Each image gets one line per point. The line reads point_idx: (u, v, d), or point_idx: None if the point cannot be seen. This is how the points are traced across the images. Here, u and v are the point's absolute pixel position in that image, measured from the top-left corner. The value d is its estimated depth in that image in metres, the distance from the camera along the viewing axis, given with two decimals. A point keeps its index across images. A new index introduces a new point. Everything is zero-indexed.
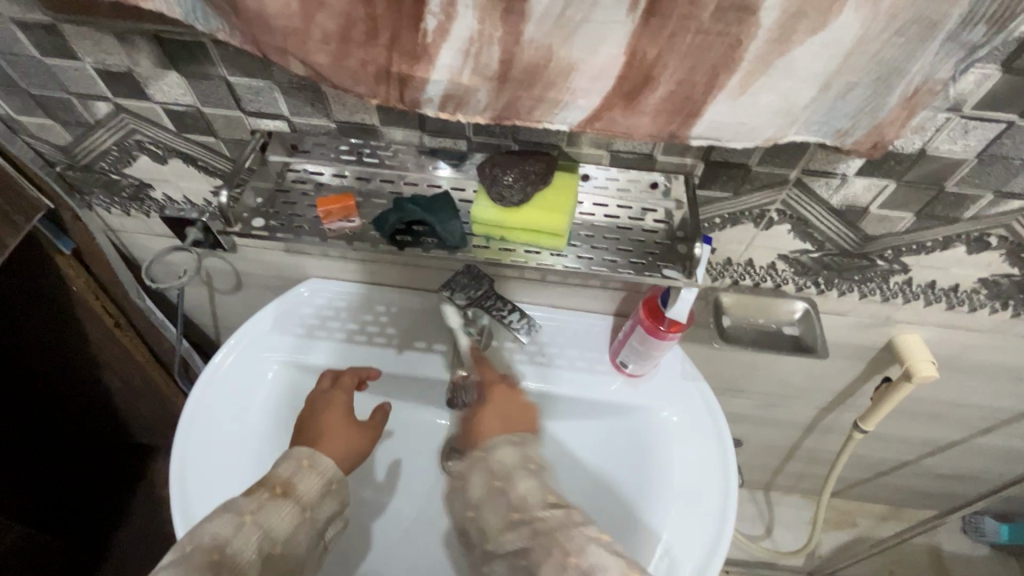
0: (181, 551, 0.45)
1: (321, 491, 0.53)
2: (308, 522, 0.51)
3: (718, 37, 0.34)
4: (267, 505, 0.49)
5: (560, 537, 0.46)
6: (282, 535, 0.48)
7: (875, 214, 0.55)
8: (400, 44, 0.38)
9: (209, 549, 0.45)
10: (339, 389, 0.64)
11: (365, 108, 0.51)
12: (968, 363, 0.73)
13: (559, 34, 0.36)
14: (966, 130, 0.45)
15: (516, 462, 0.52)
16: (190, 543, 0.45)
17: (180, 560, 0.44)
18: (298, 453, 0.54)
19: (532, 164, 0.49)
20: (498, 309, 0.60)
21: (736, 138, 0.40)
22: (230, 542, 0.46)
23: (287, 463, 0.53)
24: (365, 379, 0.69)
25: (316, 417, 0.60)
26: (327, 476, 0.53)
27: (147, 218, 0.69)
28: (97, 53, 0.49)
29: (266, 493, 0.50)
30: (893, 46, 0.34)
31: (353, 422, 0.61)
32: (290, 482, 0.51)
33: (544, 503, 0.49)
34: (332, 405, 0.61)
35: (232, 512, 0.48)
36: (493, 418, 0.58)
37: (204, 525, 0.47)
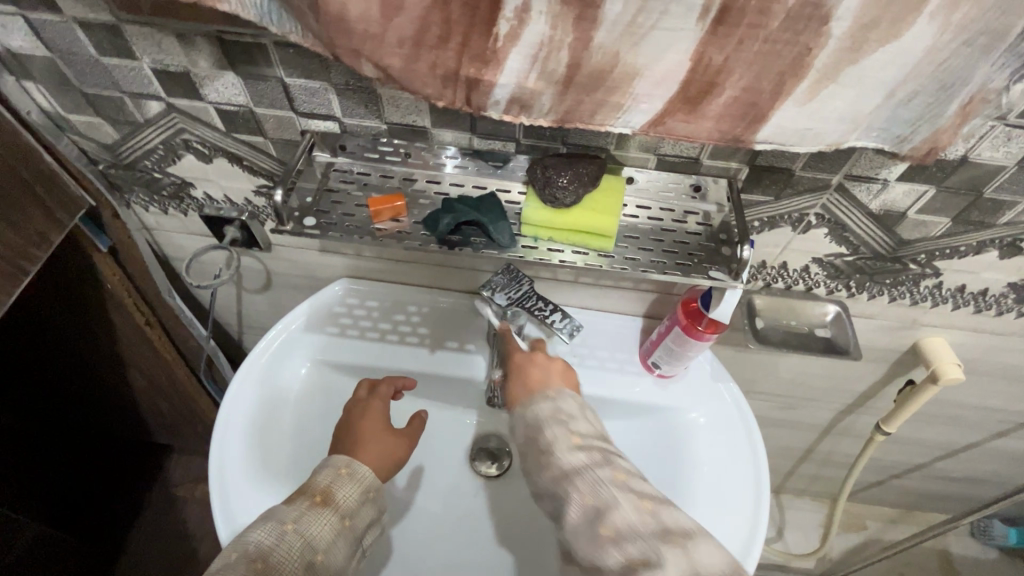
0: (228, 558, 0.46)
1: (360, 500, 0.53)
2: (347, 531, 0.51)
3: (787, 45, 0.35)
4: (307, 514, 0.49)
5: (577, 478, 0.47)
6: (324, 543, 0.49)
7: (912, 219, 0.56)
8: (470, 49, 0.39)
9: (253, 558, 0.46)
10: (377, 398, 0.63)
11: (418, 110, 0.52)
12: (990, 366, 0.75)
13: (627, 41, 0.37)
14: (1010, 138, 0.46)
15: (548, 413, 0.52)
16: (236, 549, 0.47)
17: (226, 568, 0.45)
18: (336, 461, 0.54)
19: (584, 166, 0.51)
20: (541, 309, 0.60)
21: (801, 143, 0.42)
22: (274, 549, 0.47)
23: (325, 472, 0.53)
24: (400, 389, 0.67)
25: (353, 425, 0.59)
26: (365, 484, 0.53)
27: (185, 216, 0.70)
28: (156, 53, 0.50)
29: (306, 501, 0.50)
30: (958, 56, 0.35)
31: (390, 431, 0.60)
32: (330, 490, 0.51)
33: (570, 446, 0.49)
34: (370, 413, 0.60)
35: (274, 520, 0.48)
36: (521, 384, 0.57)
37: (249, 533, 0.48)
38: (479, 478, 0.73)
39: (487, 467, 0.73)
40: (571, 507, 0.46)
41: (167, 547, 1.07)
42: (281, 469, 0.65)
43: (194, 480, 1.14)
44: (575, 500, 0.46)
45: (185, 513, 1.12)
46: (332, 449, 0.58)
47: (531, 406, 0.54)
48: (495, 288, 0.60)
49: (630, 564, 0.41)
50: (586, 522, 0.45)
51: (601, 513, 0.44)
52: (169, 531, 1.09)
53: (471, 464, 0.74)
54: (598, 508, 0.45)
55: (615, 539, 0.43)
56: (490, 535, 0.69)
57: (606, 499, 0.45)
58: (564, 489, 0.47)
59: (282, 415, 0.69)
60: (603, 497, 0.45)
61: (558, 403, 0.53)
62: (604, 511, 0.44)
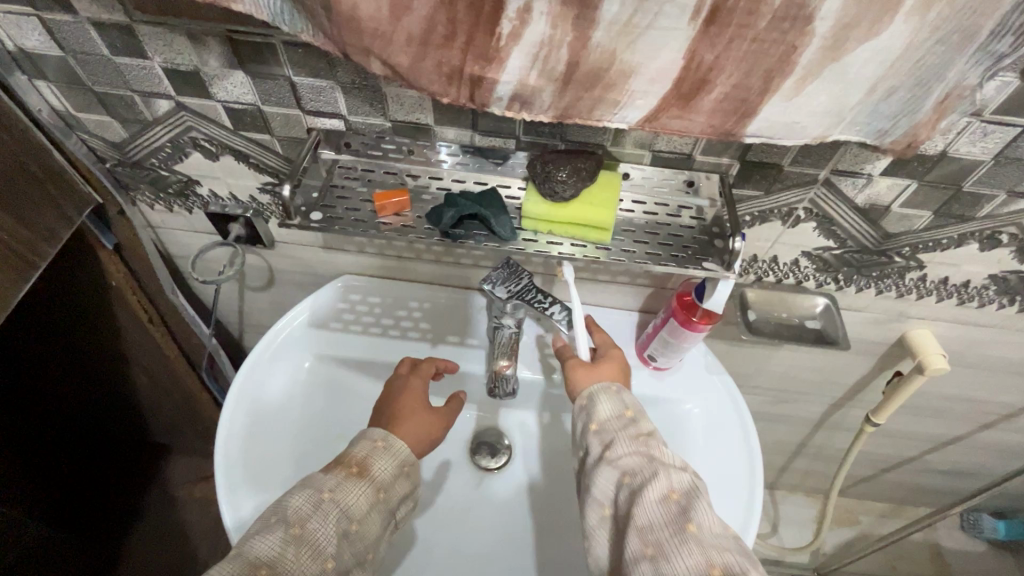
0: (267, 521, 0.48)
1: (395, 473, 0.54)
2: (382, 503, 0.52)
3: (774, 44, 0.38)
4: (344, 484, 0.50)
5: (672, 473, 0.48)
6: (359, 513, 0.50)
7: (896, 213, 0.58)
8: (474, 48, 0.41)
9: (292, 522, 0.47)
10: (420, 376, 0.65)
11: (422, 107, 0.54)
12: (975, 357, 0.77)
13: (624, 40, 0.39)
14: (986, 133, 0.48)
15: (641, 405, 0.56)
16: (276, 513, 0.48)
17: (266, 529, 0.47)
18: (372, 434, 0.55)
19: (583, 162, 0.53)
20: (540, 301, 0.60)
21: (789, 136, 0.44)
22: (311, 518, 0.48)
23: (362, 443, 0.54)
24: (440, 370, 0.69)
25: (394, 401, 0.61)
26: (401, 458, 0.55)
27: (190, 214, 0.71)
28: (167, 52, 0.52)
29: (343, 472, 0.51)
30: (933, 54, 0.38)
31: (431, 409, 0.61)
32: (367, 462, 0.53)
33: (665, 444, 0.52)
34: (409, 391, 0.62)
35: (312, 489, 0.49)
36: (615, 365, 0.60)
37: (288, 499, 0.49)
38: (483, 472, 0.74)
39: (487, 460, 0.74)
40: (655, 490, 0.47)
41: (169, 548, 1.08)
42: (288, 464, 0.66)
43: (194, 480, 1.15)
44: (662, 484, 0.47)
45: (186, 512, 1.12)
46: (373, 422, 0.60)
47: (623, 393, 0.56)
48: (497, 283, 0.60)
49: (710, 569, 0.43)
50: (668, 515, 0.45)
51: (686, 507, 0.46)
52: (169, 530, 1.10)
53: (472, 458, 0.74)
54: (683, 504, 0.46)
55: (698, 535, 0.44)
56: (493, 526, 0.70)
57: (693, 497, 0.46)
58: (651, 472, 0.48)
59: (288, 411, 0.69)
60: (689, 493, 0.47)
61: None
62: (689, 507, 0.46)
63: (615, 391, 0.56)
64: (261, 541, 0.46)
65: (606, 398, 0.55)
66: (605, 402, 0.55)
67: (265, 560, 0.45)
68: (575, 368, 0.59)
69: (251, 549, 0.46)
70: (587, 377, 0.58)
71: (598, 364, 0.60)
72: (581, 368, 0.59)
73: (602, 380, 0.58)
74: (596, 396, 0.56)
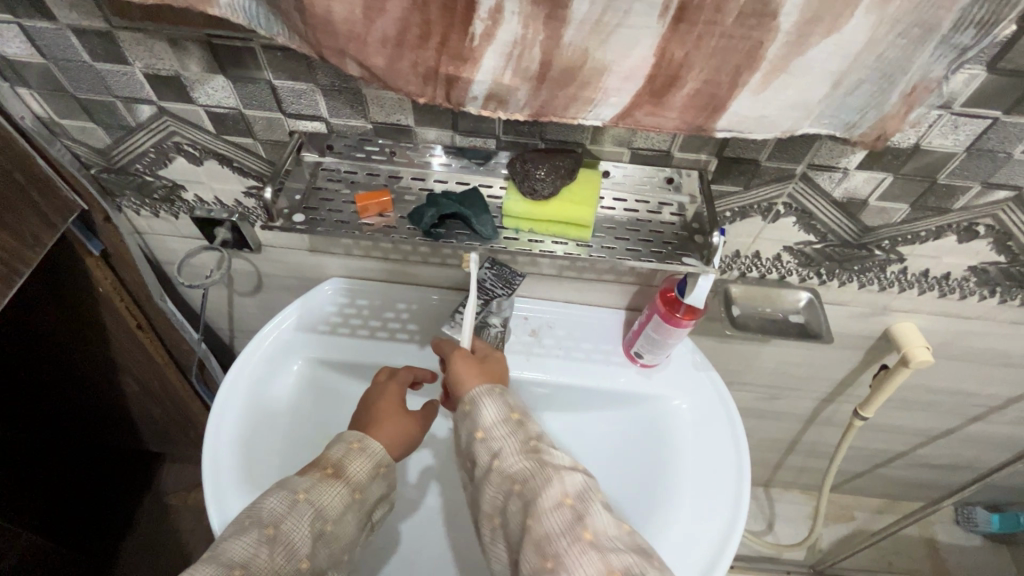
0: (240, 524, 0.47)
1: (371, 475, 0.54)
2: (357, 504, 0.52)
3: (741, 40, 0.38)
4: (318, 485, 0.50)
5: (565, 476, 0.47)
6: (333, 514, 0.50)
7: (874, 206, 0.59)
8: (449, 48, 0.42)
9: (266, 523, 0.47)
10: (395, 381, 0.63)
11: (402, 109, 0.54)
12: (960, 349, 0.78)
13: (595, 38, 0.40)
14: (957, 126, 0.49)
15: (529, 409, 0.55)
16: (250, 516, 0.48)
17: (240, 531, 0.46)
18: (348, 435, 0.55)
19: (561, 160, 0.53)
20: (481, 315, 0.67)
21: (759, 130, 0.45)
22: (285, 519, 0.47)
23: (338, 445, 0.55)
24: (420, 379, 0.67)
25: (371, 406, 0.60)
26: (377, 458, 0.55)
27: (176, 219, 0.72)
28: (147, 58, 0.52)
29: (317, 473, 0.51)
30: (895, 47, 0.38)
31: (407, 411, 0.60)
32: (342, 463, 0.53)
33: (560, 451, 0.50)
34: (386, 396, 0.61)
35: (287, 490, 0.49)
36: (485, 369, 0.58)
37: (261, 501, 0.49)
38: None
39: None
40: (547, 494, 0.46)
41: (160, 555, 1.07)
42: (278, 467, 0.65)
43: (187, 487, 1.14)
44: (555, 490, 0.46)
45: (178, 520, 1.11)
46: (350, 425, 0.60)
47: (507, 395, 0.55)
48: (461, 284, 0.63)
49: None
50: (563, 522, 0.44)
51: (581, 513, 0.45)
52: (161, 538, 1.09)
53: None
54: (579, 510, 0.45)
55: (594, 542, 0.43)
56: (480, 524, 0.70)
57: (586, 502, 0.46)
58: (544, 479, 0.47)
59: (276, 411, 0.69)
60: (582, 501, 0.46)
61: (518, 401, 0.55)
62: (583, 513, 0.45)
63: (499, 393, 0.55)
64: (234, 543, 0.45)
65: (491, 402, 0.53)
66: (490, 407, 0.53)
67: (239, 560, 0.44)
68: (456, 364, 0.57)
69: (224, 551, 0.45)
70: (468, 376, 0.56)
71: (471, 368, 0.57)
72: (464, 368, 0.57)
73: (483, 382, 0.56)
74: (480, 399, 0.53)
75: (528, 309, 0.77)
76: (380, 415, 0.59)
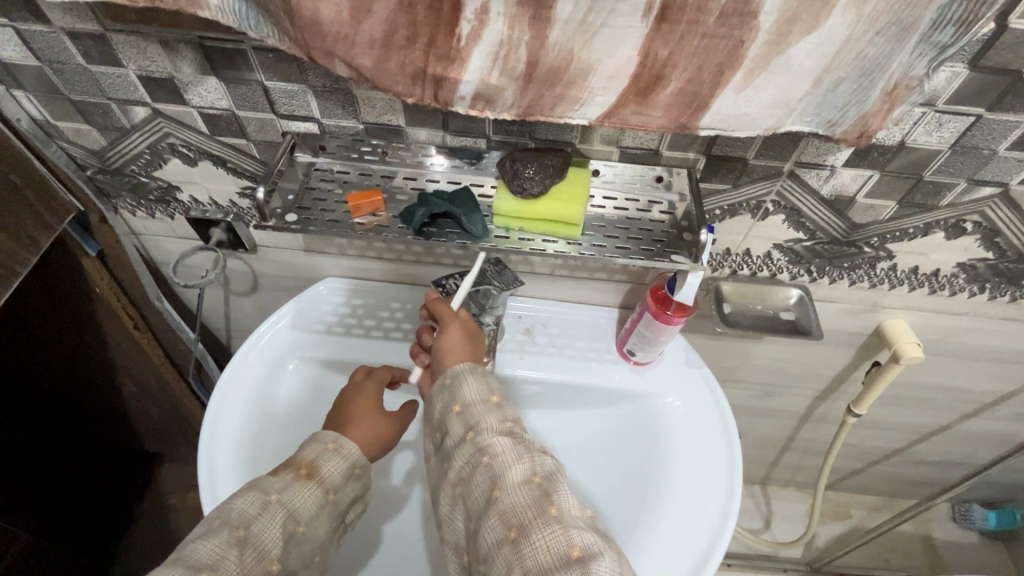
0: (209, 526, 0.47)
1: (345, 475, 0.54)
2: (330, 505, 0.52)
3: (722, 39, 0.39)
4: (291, 487, 0.51)
5: (536, 456, 0.47)
6: (306, 516, 0.50)
7: (862, 203, 0.60)
8: (436, 48, 0.42)
9: (237, 525, 0.47)
10: (371, 380, 0.64)
11: (393, 109, 0.55)
12: (952, 347, 0.78)
13: (580, 38, 0.41)
14: (942, 123, 0.50)
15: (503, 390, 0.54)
16: (218, 518, 0.48)
17: (209, 533, 0.47)
18: (324, 436, 0.56)
19: (550, 159, 0.54)
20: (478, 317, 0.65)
21: (742, 128, 0.45)
22: (256, 520, 0.48)
23: (313, 446, 0.55)
24: (397, 380, 0.68)
25: (345, 405, 0.61)
26: (350, 460, 0.55)
27: (172, 220, 0.72)
28: (141, 60, 0.53)
29: (292, 474, 0.52)
30: (874, 45, 0.39)
31: (381, 410, 0.61)
32: (315, 464, 0.53)
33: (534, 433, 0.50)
34: (361, 395, 0.61)
35: (259, 490, 0.49)
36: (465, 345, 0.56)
37: (232, 502, 0.49)
38: None
39: None
40: (517, 471, 0.46)
41: (153, 555, 1.07)
42: (273, 464, 0.65)
43: (184, 488, 1.15)
44: (523, 467, 0.46)
45: (173, 520, 1.12)
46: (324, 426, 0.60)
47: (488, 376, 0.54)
48: (445, 276, 0.62)
49: (570, 552, 0.41)
50: (530, 497, 0.44)
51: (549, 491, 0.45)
52: (156, 539, 1.09)
53: None
54: (546, 487, 0.45)
55: (558, 518, 0.43)
56: None
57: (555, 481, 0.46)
58: (515, 456, 0.47)
59: (272, 409, 0.69)
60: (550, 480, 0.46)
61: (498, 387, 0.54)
62: (551, 491, 0.45)
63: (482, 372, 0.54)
64: (202, 545, 0.45)
65: (471, 378, 0.53)
66: (471, 384, 0.52)
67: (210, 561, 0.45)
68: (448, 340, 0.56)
69: (193, 552, 0.44)
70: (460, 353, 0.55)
71: (456, 347, 0.56)
72: (456, 344, 0.56)
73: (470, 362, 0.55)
74: (463, 375, 0.53)
75: (522, 308, 0.78)
76: (355, 413, 0.59)
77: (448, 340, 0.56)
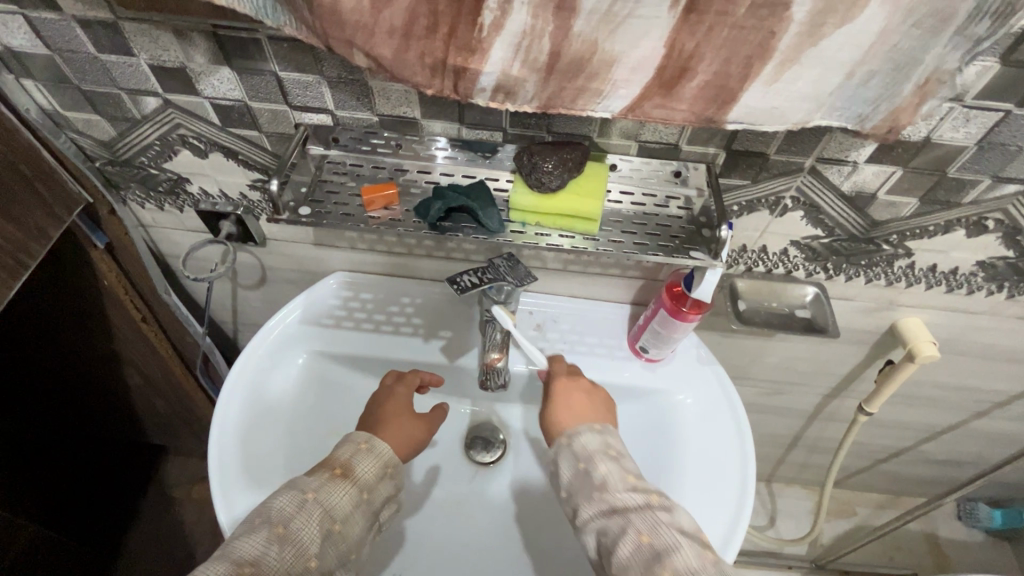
0: (250, 522, 0.47)
1: (378, 475, 0.53)
2: (365, 504, 0.51)
3: (752, 30, 0.38)
4: (327, 485, 0.50)
5: (638, 516, 0.49)
6: (342, 513, 0.49)
7: (883, 200, 0.59)
8: (457, 39, 0.41)
9: (276, 522, 0.47)
10: (402, 386, 0.63)
11: (409, 101, 0.54)
12: (967, 345, 0.78)
13: (605, 28, 0.40)
14: (968, 119, 0.49)
15: (598, 447, 0.55)
16: (259, 515, 0.47)
17: (250, 531, 0.46)
18: (357, 436, 0.55)
19: (569, 152, 0.53)
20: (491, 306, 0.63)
21: (769, 122, 0.45)
22: (294, 518, 0.47)
23: (346, 446, 0.54)
24: (426, 384, 0.67)
25: (378, 408, 0.60)
26: (383, 460, 0.54)
27: (181, 213, 0.71)
28: (153, 49, 0.52)
29: (327, 473, 0.51)
30: (910, 37, 0.39)
31: (415, 414, 0.61)
32: (350, 464, 0.52)
33: (625, 486, 0.52)
34: (393, 399, 0.61)
35: (296, 490, 0.49)
36: (563, 412, 0.59)
37: (272, 500, 0.49)
38: (477, 465, 0.73)
39: (482, 455, 0.73)
40: (624, 541, 0.48)
41: (162, 548, 1.07)
42: (286, 465, 0.65)
43: (191, 481, 1.14)
44: (629, 535, 0.48)
45: (182, 513, 1.12)
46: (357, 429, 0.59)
47: (575, 440, 0.56)
48: (461, 272, 0.57)
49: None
50: (640, 560, 0.46)
51: (659, 553, 0.46)
52: (164, 532, 1.09)
53: (467, 452, 0.74)
54: (657, 549, 0.46)
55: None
56: (482, 517, 0.69)
57: (664, 540, 0.47)
58: (620, 525, 0.49)
59: (281, 407, 0.69)
60: (661, 537, 0.47)
61: (606, 439, 0.56)
62: (662, 552, 0.46)
63: (568, 441, 0.56)
64: (245, 542, 0.45)
65: (564, 455, 0.56)
66: (562, 462, 0.55)
67: (249, 559, 0.44)
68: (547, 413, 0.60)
69: (235, 549, 0.45)
70: (572, 420, 0.58)
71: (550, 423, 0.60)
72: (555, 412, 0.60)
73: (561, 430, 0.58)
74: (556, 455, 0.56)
75: (533, 303, 0.77)
76: (388, 417, 0.59)
77: (553, 424, 0.59)
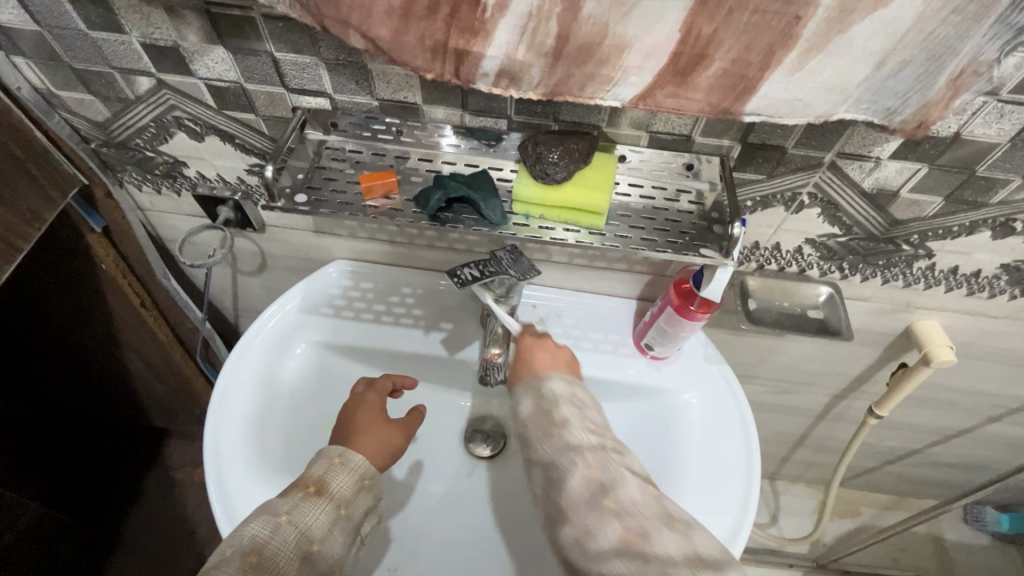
0: (222, 554, 0.45)
1: (355, 489, 0.52)
2: (342, 520, 0.50)
3: (775, 15, 0.36)
4: (300, 506, 0.48)
5: (587, 451, 0.48)
6: (319, 533, 0.48)
7: (905, 199, 0.56)
8: (458, 20, 0.39)
9: (247, 551, 0.44)
10: (373, 391, 0.61)
11: (409, 85, 0.52)
12: (986, 349, 0.75)
13: (617, 11, 0.37)
14: (1003, 114, 0.46)
15: (566, 393, 0.53)
16: (231, 544, 0.45)
17: (220, 564, 0.44)
18: (329, 451, 0.53)
19: (576, 143, 0.51)
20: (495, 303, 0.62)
21: (791, 115, 0.43)
22: (268, 543, 0.45)
23: (318, 462, 0.53)
24: (400, 388, 0.65)
25: (349, 418, 0.59)
26: (359, 472, 0.53)
27: (178, 196, 0.70)
28: (145, 27, 0.50)
29: (300, 493, 0.49)
30: (948, 25, 0.36)
31: (388, 421, 0.59)
32: (323, 481, 0.51)
33: (583, 427, 0.50)
34: (364, 406, 0.59)
35: (268, 514, 0.47)
36: (527, 364, 0.57)
37: (243, 527, 0.47)
38: (475, 460, 0.72)
39: (481, 449, 0.72)
40: (575, 475, 0.46)
41: (161, 531, 1.07)
42: (284, 459, 0.64)
43: (191, 464, 1.15)
44: (579, 467, 0.47)
45: (182, 496, 1.12)
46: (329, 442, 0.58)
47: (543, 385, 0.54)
48: (461, 265, 0.55)
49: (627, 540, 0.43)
50: (587, 492, 0.45)
51: (606, 485, 0.45)
52: (164, 515, 1.09)
53: (465, 446, 0.73)
54: (604, 482, 0.45)
55: (616, 509, 0.44)
56: (479, 516, 0.68)
57: (613, 475, 0.46)
58: (570, 459, 0.48)
59: (278, 398, 0.67)
60: (609, 472, 0.46)
61: (583, 395, 0.54)
62: (609, 485, 0.45)
63: (537, 383, 0.54)
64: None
65: (528, 396, 0.54)
66: (525, 401, 0.54)
67: None
68: (522, 359, 0.58)
69: None
70: (544, 369, 0.56)
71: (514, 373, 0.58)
72: (527, 357, 0.58)
73: (528, 376, 0.56)
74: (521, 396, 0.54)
75: (536, 296, 0.75)
76: (359, 426, 0.57)
77: (522, 371, 0.57)
